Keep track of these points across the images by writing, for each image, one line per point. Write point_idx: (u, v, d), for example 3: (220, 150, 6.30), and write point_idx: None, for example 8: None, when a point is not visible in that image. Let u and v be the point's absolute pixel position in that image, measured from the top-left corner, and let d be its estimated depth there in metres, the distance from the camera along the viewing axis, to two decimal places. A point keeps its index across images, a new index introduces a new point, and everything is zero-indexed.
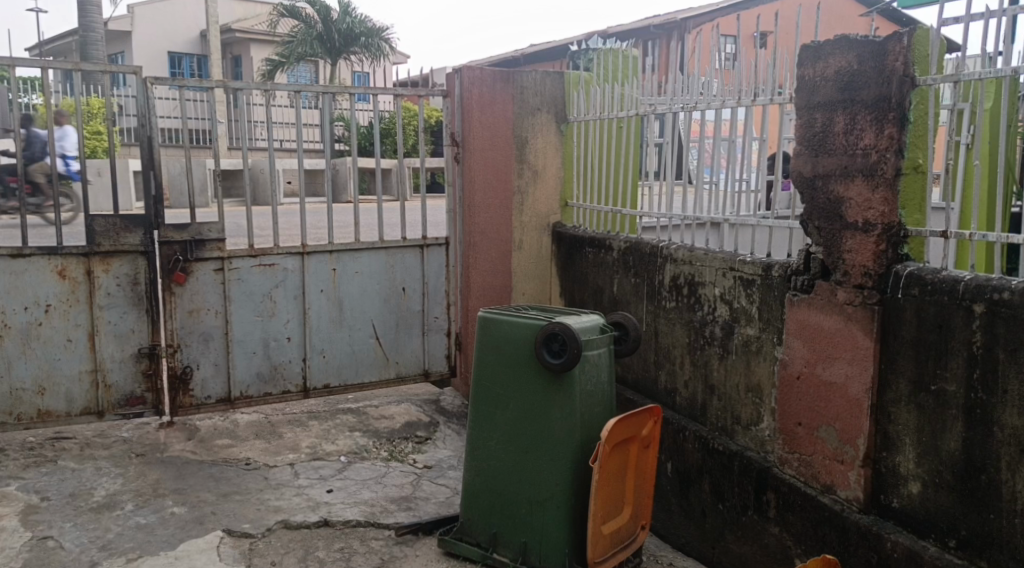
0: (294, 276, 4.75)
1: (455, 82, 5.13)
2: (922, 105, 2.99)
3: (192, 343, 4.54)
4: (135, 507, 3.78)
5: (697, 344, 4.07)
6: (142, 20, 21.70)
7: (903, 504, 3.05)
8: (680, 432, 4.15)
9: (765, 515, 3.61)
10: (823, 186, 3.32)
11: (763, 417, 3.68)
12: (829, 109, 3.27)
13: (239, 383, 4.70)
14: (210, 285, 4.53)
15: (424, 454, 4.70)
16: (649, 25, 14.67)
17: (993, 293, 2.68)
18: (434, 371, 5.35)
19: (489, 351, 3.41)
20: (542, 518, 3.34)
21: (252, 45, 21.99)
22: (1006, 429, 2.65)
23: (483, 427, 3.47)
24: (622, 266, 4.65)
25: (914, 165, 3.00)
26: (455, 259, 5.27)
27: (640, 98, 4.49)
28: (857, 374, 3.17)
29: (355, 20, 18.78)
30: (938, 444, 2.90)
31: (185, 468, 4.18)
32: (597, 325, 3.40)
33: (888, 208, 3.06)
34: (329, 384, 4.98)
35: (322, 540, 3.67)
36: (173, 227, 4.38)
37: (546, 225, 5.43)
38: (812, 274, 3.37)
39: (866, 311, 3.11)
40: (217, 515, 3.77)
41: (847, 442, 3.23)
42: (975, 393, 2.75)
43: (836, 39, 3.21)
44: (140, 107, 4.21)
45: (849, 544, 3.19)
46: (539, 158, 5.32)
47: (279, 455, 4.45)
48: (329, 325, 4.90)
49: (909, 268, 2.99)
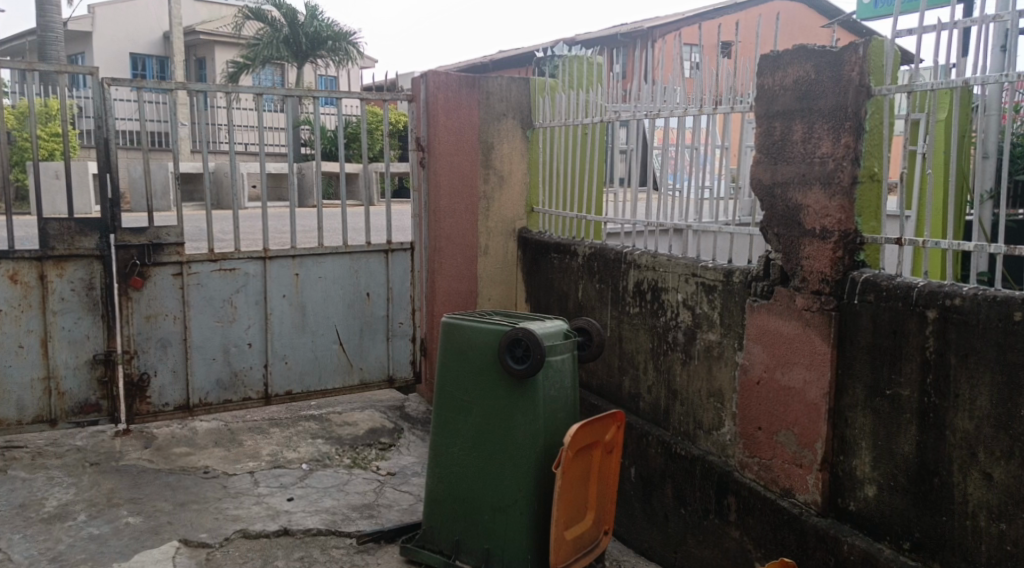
0: (256, 280, 4.68)
1: (420, 87, 5.11)
2: (877, 116, 3.05)
3: (150, 350, 4.45)
4: (88, 518, 3.69)
5: (660, 349, 4.09)
6: (103, 19, 21.35)
7: (860, 508, 3.09)
8: (643, 437, 4.17)
9: (725, 519, 3.64)
10: (782, 193, 3.36)
11: (724, 421, 3.71)
12: (788, 118, 3.32)
13: (197, 390, 4.62)
14: (168, 289, 4.45)
15: (388, 461, 4.66)
16: (615, 33, 14.75)
17: (945, 299, 2.73)
18: (399, 377, 5.31)
19: (453, 356, 3.39)
20: (504, 524, 3.33)
21: (217, 47, 21.76)
22: (958, 433, 2.71)
23: (447, 433, 3.45)
24: (587, 272, 4.67)
25: (870, 173, 3.09)
26: (420, 264, 5.24)
27: (605, 105, 4.54)
28: (815, 379, 3.20)
29: (322, 24, 18.61)
30: (893, 447, 2.95)
31: (141, 476, 4.10)
32: (561, 331, 3.39)
33: (844, 216, 3.11)
34: (291, 390, 4.91)
35: (281, 549, 3.62)
36: (130, 231, 4.29)
37: (513, 230, 5.42)
38: (771, 280, 3.41)
39: (824, 317, 3.15)
40: (173, 524, 3.70)
41: (806, 446, 3.26)
42: (928, 397, 2.81)
43: (795, 49, 3.25)
44: (96, 109, 4.11)
45: (807, 547, 3.23)
46: (505, 164, 5.32)
47: (239, 463, 4.38)
48: (291, 331, 4.84)
49: (865, 274, 3.04)
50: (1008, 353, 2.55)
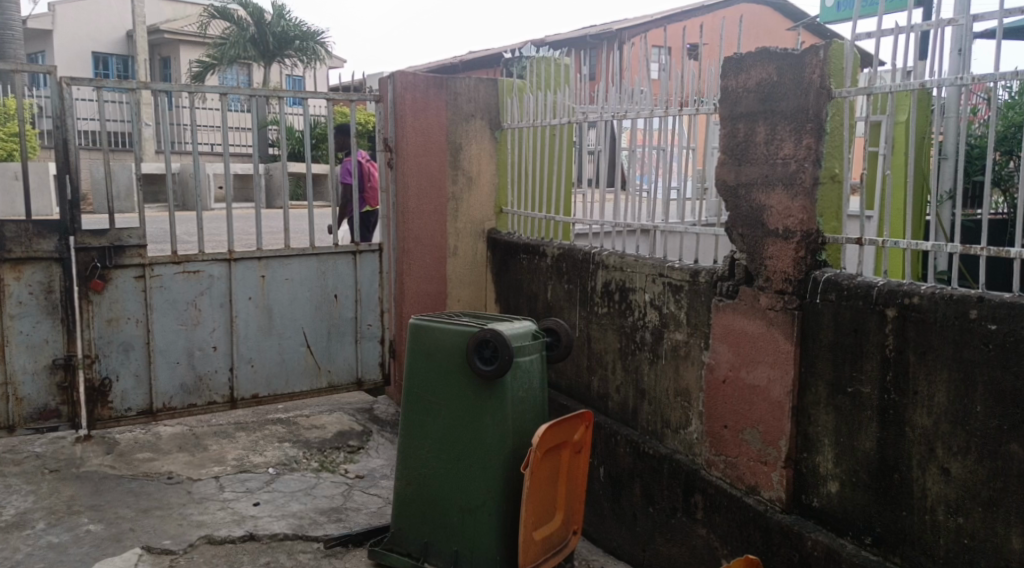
0: (220, 283, 4.62)
1: (388, 87, 5.10)
2: (837, 116, 3.11)
3: (111, 354, 4.37)
4: (47, 526, 3.61)
5: (628, 349, 4.11)
6: (64, 18, 20.96)
7: (823, 504, 3.14)
8: (612, 436, 4.19)
9: (693, 517, 3.67)
10: (746, 194, 3.40)
11: (691, 419, 3.74)
12: (751, 119, 3.35)
13: (161, 395, 4.55)
14: (130, 292, 4.37)
15: (356, 464, 4.62)
16: (584, 35, 14.82)
17: (904, 298, 2.78)
18: (368, 380, 5.27)
19: (421, 357, 3.38)
20: (473, 526, 3.32)
21: (182, 46, 21.47)
22: (917, 429, 2.77)
23: (415, 434, 3.43)
24: (556, 272, 4.67)
25: (831, 174, 3.13)
26: (389, 265, 5.22)
27: (574, 106, 4.56)
28: (778, 376, 3.24)
29: (289, 24, 18.48)
30: (854, 444, 3.00)
31: (102, 483, 4.02)
32: (529, 331, 3.39)
33: (806, 216, 3.15)
34: (258, 394, 4.86)
35: (247, 555, 3.58)
36: (90, 233, 4.21)
37: (481, 231, 5.41)
38: (736, 280, 3.45)
39: (787, 316, 3.19)
40: (136, 531, 3.64)
41: (770, 443, 3.30)
42: (889, 394, 2.85)
43: (757, 52, 3.28)
44: (55, 108, 4.02)
45: (772, 543, 3.27)
46: (473, 165, 5.31)
47: (204, 468, 4.32)
48: (257, 333, 4.78)
49: (827, 274, 3.08)
50: (964, 351, 2.61)
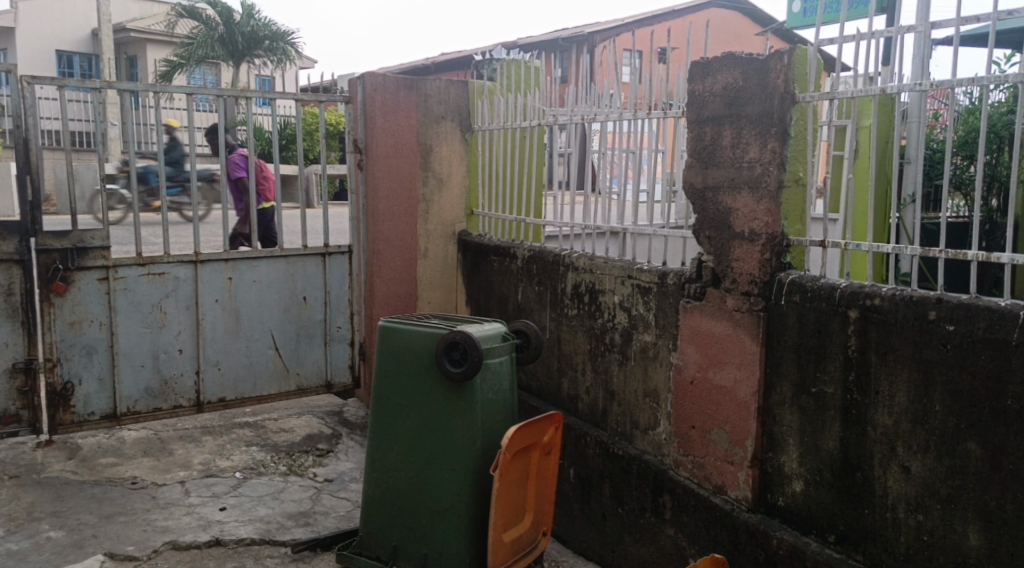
0: (186, 285, 4.56)
1: (358, 88, 5.08)
2: (801, 122, 3.13)
3: (73, 357, 4.29)
4: (6, 533, 3.54)
5: (598, 350, 4.14)
6: (26, 15, 20.54)
7: (788, 503, 3.18)
8: (582, 437, 4.21)
9: (661, 517, 3.70)
10: (713, 197, 3.43)
11: (659, 420, 3.77)
12: (718, 123, 3.39)
13: (125, 398, 4.48)
14: (93, 295, 4.30)
15: (325, 467, 4.58)
16: (556, 37, 14.88)
17: (865, 300, 2.82)
18: (337, 383, 5.24)
19: (390, 359, 3.37)
20: (442, 528, 3.32)
21: (149, 45, 21.13)
22: (878, 429, 2.82)
23: (385, 437, 3.42)
24: (526, 274, 4.68)
25: (796, 178, 3.15)
26: (358, 267, 5.19)
27: (544, 109, 4.58)
28: (744, 377, 3.28)
29: (259, 24, 18.29)
30: (818, 443, 3.04)
31: (64, 489, 3.95)
32: (499, 333, 3.39)
33: (771, 219, 3.19)
34: (224, 397, 4.81)
35: (212, 560, 3.54)
36: (53, 235, 4.14)
37: (452, 233, 5.40)
38: (703, 281, 3.48)
39: (752, 317, 3.23)
40: (98, 538, 3.58)
41: (737, 443, 3.34)
42: (851, 394, 2.90)
43: (723, 56, 3.32)
44: (16, 106, 3.94)
45: (739, 542, 3.30)
46: (444, 167, 5.29)
47: (169, 472, 4.25)
48: (224, 336, 4.73)
49: (791, 276, 3.11)
50: (924, 351, 2.66)
